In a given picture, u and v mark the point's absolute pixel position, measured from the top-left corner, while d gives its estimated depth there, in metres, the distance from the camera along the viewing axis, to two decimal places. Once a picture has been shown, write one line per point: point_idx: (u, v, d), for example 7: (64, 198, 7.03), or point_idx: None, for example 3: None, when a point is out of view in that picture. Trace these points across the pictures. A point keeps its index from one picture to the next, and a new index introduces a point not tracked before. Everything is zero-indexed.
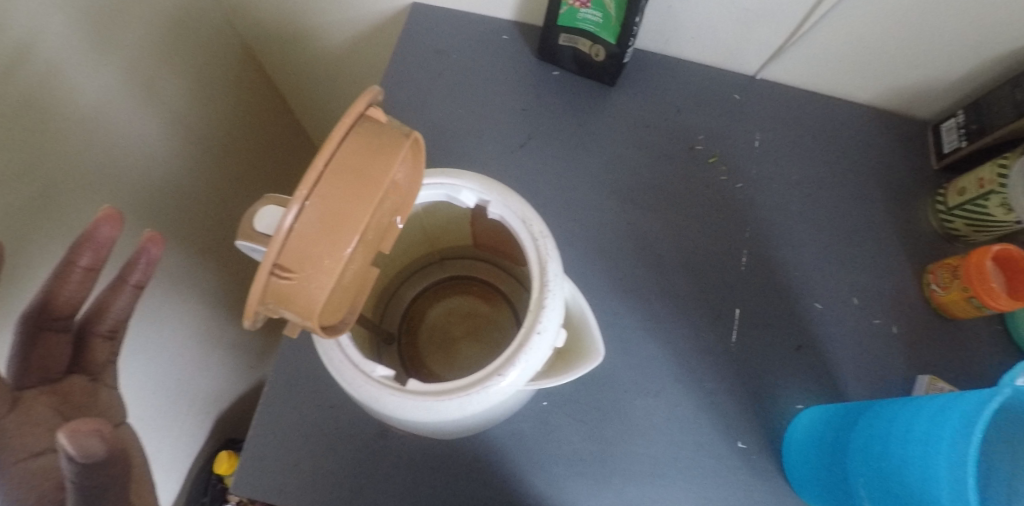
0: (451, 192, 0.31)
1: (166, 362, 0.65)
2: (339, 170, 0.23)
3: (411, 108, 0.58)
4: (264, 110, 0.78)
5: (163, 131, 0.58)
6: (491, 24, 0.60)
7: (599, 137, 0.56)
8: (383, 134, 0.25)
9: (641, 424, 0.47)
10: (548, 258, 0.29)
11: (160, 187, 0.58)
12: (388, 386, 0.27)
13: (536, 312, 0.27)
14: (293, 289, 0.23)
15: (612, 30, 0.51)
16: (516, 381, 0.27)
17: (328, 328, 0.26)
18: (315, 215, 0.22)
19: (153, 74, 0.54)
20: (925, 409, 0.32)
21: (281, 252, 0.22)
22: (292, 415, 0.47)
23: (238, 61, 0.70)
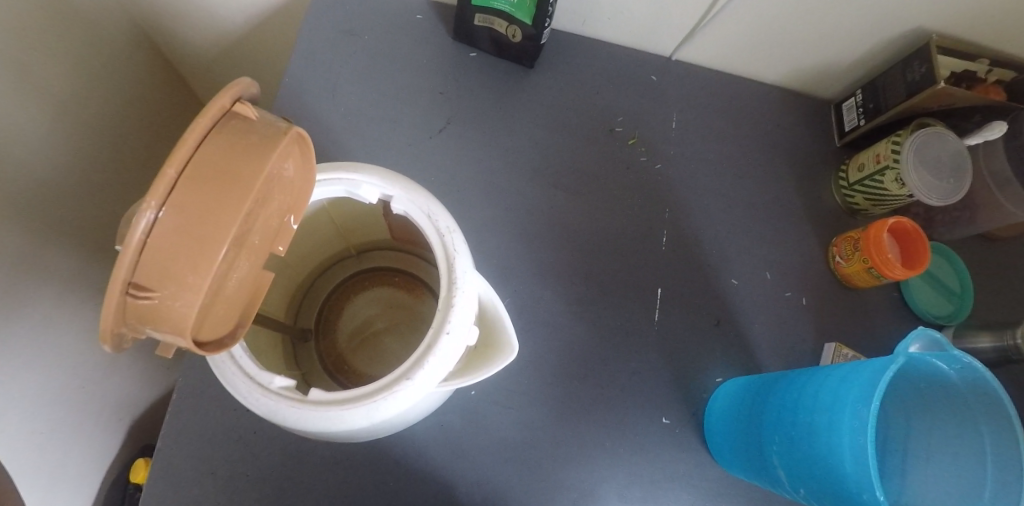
0: (349, 188, 0.29)
1: (64, 373, 0.59)
2: (198, 176, 0.21)
3: (323, 92, 0.54)
4: (162, 92, 0.72)
5: (41, 118, 0.51)
6: (404, 1, 0.57)
7: (521, 121, 0.55)
8: (252, 130, 0.23)
9: (571, 407, 0.48)
10: (456, 254, 0.28)
11: (42, 181, 0.52)
12: (288, 399, 0.26)
13: (445, 312, 0.27)
14: (158, 308, 0.22)
15: (527, 11, 0.50)
16: (427, 384, 0.26)
17: (211, 342, 0.25)
18: (170, 228, 0.20)
19: (21, 52, 0.48)
20: (832, 381, 0.34)
21: (136, 269, 0.20)
22: (205, 425, 0.44)
23: (125, 38, 0.63)
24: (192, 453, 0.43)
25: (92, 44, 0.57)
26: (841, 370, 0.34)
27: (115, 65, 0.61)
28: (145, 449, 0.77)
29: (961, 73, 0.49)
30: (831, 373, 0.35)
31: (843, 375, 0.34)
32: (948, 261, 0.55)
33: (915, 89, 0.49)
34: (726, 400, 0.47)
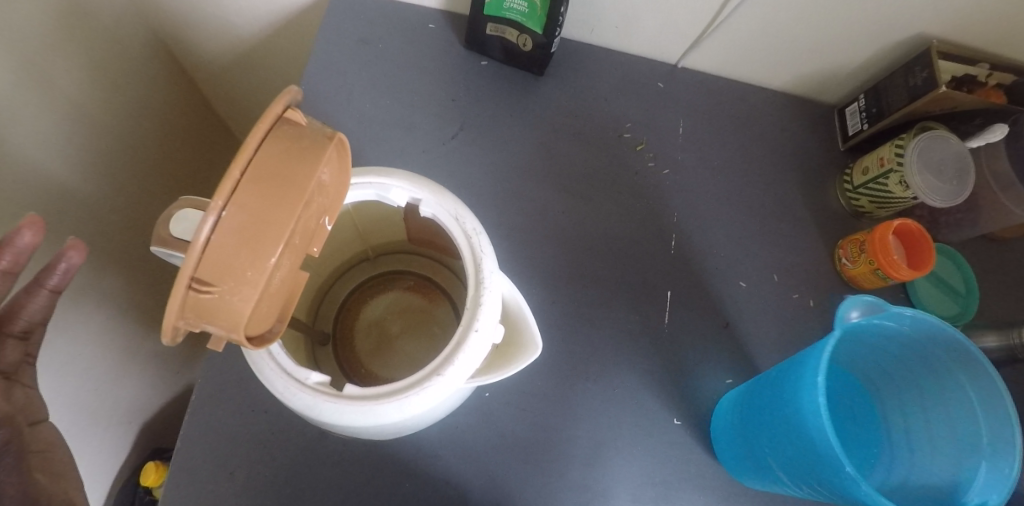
0: (380, 191, 0.31)
1: (78, 376, 0.60)
2: (259, 178, 0.22)
3: (337, 99, 0.56)
4: (178, 101, 0.73)
5: (62, 125, 0.53)
6: (416, 11, 0.59)
7: (530, 127, 0.56)
8: (304, 134, 0.24)
9: (582, 408, 0.48)
10: (483, 255, 0.29)
11: (61, 188, 0.53)
12: (324, 393, 0.27)
13: (473, 309, 0.28)
14: (217, 302, 0.22)
15: (538, 19, 0.51)
16: (457, 379, 0.27)
17: (256, 339, 0.25)
18: (234, 226, 0.21)
19: (43, 61, 0.49)
20: (793, 369, 0.38)
21: (202, 264, 0.21)
22: (223, 426, 0.44)
23: (142, 48, 0.64)
24: (210, 453, 0.44)
25: (110, 53, 0.59)
26: (797, 357, 0.39)
27: (133, 73, 0.63)
28: (154, 453, 0.77)
29: (961, 77, 0.50)
30: (790, 361, 0.39)
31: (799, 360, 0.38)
32: (953, 263, 0.55)
33: (917, 94, 0.50)
34: (723, 420, 0.47)
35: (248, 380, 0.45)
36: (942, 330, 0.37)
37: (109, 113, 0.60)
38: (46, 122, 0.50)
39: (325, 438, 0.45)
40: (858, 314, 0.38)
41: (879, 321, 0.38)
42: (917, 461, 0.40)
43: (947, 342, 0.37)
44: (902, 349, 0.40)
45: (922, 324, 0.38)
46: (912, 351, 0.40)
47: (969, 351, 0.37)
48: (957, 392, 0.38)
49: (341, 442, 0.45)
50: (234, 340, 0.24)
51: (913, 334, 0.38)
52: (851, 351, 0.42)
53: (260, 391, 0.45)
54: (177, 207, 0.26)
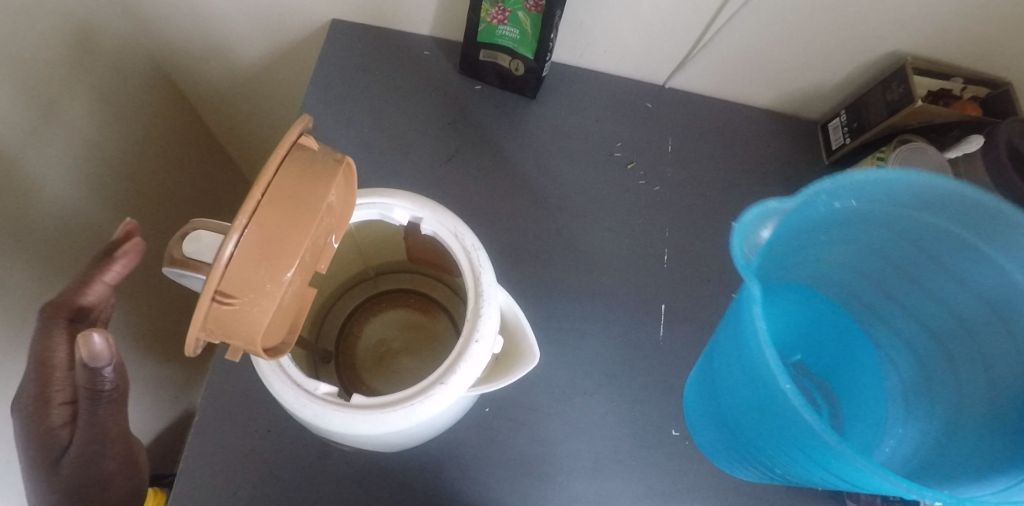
0: (383, 211, 0.32)
1: None
2: (278, 198, 0.23)
3: (337, 123, 0.58)
4: (178, 129, 0.75)
5: (60, 152, 0.54)
6: (413, 39, 0.61)
7: (523, 148, 0.58)
8: (317, 159, 0.26)
9: (581, 422, 0.49)
10: (481, 269, 0.31)
11: (60, 213, 0.55)
12: (332, 403, 0.28)
13: (474, 321, 0.29)
14: (237, 314, 0.23)
15: (529, 46, 0.53)
16: (459, 388, 0.29)
17: (270, 351, 0.27)
18: (255, 243, 0.23)
19: (46, 90, 0.51)
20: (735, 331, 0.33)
21: (226, 278, 0.22)
22: (226, 445, 0.45)
23: (142, 77, 0.66)
24: (214, 473, 0.44)
25: (115, 83, 0.61)
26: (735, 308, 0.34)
27: (136, 101, 0.65)
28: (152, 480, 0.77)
29: (938, 92, 0.52)
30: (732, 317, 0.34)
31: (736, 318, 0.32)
32: None
33: (896, 108, 0.52)
34: (701, 421, 0.45)
35: (250, 399, 0.46)
36: (873, 179, 0.31)
37: (112, 141, 0.62)
38: (44, 151, 0.52)
39: (327, 455, 0.45)
40: (762, 230, 0.32)
41: (799, 217, 0.33)
42: (938, 298, 0.36)
43: (891, 183, 0.32)
44: (853, 223, 0.34)
45: (847, 187, 0.32)
46: (866, 216, 0.34)
47: (916, 178, 0.31)
48: (919, 211, 0.33)
49: (344, 459, 0.45)
50: (250, 351, 0.25)
51: (848, 205, 0.33)
52: (801, 260, 0.37)
53: (263, 411, 0.46)
54: (190, 228, 0.27)
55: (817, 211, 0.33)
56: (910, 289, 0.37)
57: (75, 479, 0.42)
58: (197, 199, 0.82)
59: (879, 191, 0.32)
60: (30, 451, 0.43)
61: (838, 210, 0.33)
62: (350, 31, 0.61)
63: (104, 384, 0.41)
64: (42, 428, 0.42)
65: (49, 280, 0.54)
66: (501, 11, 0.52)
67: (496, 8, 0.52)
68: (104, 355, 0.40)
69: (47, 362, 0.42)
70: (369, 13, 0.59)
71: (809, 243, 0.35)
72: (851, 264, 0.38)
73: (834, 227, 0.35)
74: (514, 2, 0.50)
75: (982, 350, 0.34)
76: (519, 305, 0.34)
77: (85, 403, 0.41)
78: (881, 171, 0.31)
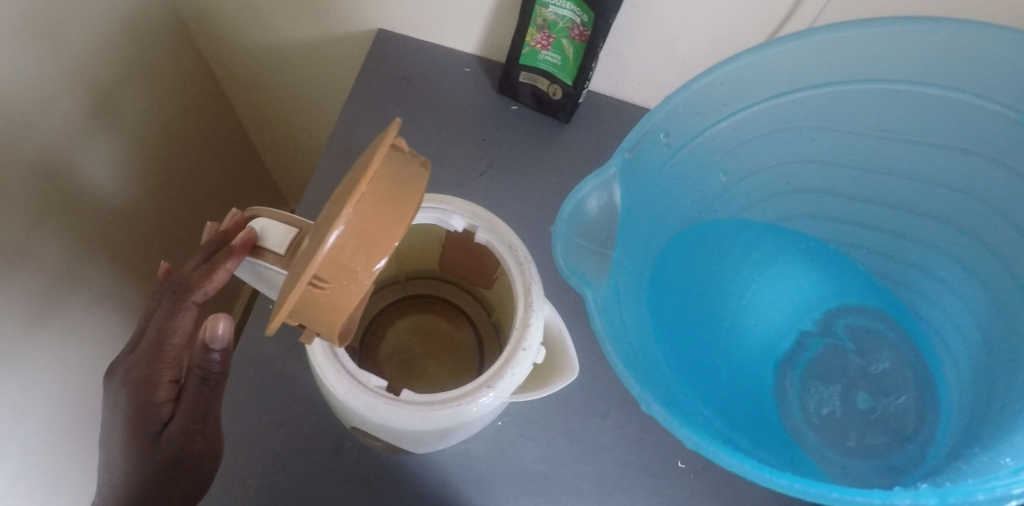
0: (442, 215, 0.35)
1: (66, 373, 0.60)
2: (379, 192, 0.25)
3: (375, 130, 0.60)
4: (210, 119, 0.76)
5: (79, 121, 0.55)
6: (455, 56, 0.63)
7: (553, 169, 0.60)
8: (407, 162, 0.27)
9: (591, 445, 0.49)
10: (530, 282, 0.33)
11: (78, 185, 0.56)
12: (382, 396, 0.30)
13: (522, 332, 0.32)
14: (325, 298, 0.25)
15: (569, 72, 0.55)
16: (503, 393, 0.31)
17: (341, 336, 0.28)
18: (355, 233, 0.24)
19: (73, 60, 0.52)
20: (640, 320, 0.37)
21: (321, 266, 0.24)
22: (237, 433, 0.45)
23: (182, 64, 0.68)
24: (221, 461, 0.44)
25: (155, 68, 0.63)
26: (636, 291, 0.37)
27: (175, 87, 0.67)
28: None
29: None
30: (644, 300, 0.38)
31: (630, 296, 0.37)
32: None
33: None
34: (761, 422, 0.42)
35: (268, 390, 0.46)
36: (654, 130, 0.36)
37: (143, 122, 0.63)
38: (68, 123, 0.53)
39: (338, 452, 0.45)
40: (597, 228, 0.36)
41: (630, 199, 0.37)
42: (905, 138, 0.39)
43: (680, 111, 0.36)
44: (703, 147, 0.40)
45: (642, 151, 0.37)
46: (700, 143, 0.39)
47: (688, 92, 0.35)
48: (744, 81, 0.36)
49: (353, 459, 0.45)
50: (327, 333, 0.27)
51: (663, 154, 0.38)
52: (690, 207, 0.42)
53: (278, 402, 0.46)
54: None
55: (640, 175, 0.38)
56: (799, 133, 0.40)
57: (159, 468, 0.34)
58: (224, 191, 0.83)
59: (681, 122, 0.37)
60: (120, 423, 0.34)
61: (665, 159, 0.38)
62: (394, 41, 0.63)
63: (219, 364, 0.34)
64: (134, 414, 0.34)
65: (62, 251, 0.55)
66: (546, 37, 0.53)
67: (542, 33, 0.53)
68: (230, 335, 0.34)
69: (166, 338, 0.35)
70: (415, 27, 0.61)
71: (674, 197, 0.41)
72: (744, 175, 0.43)
73: (684, 163, 0.40)
74: (560, 30, 0.52)
75: (987, 164, 0.37)
76: (561, 320, 0.37)
77: (194, 384, 0.34)
78: (649, 121, 0.36)
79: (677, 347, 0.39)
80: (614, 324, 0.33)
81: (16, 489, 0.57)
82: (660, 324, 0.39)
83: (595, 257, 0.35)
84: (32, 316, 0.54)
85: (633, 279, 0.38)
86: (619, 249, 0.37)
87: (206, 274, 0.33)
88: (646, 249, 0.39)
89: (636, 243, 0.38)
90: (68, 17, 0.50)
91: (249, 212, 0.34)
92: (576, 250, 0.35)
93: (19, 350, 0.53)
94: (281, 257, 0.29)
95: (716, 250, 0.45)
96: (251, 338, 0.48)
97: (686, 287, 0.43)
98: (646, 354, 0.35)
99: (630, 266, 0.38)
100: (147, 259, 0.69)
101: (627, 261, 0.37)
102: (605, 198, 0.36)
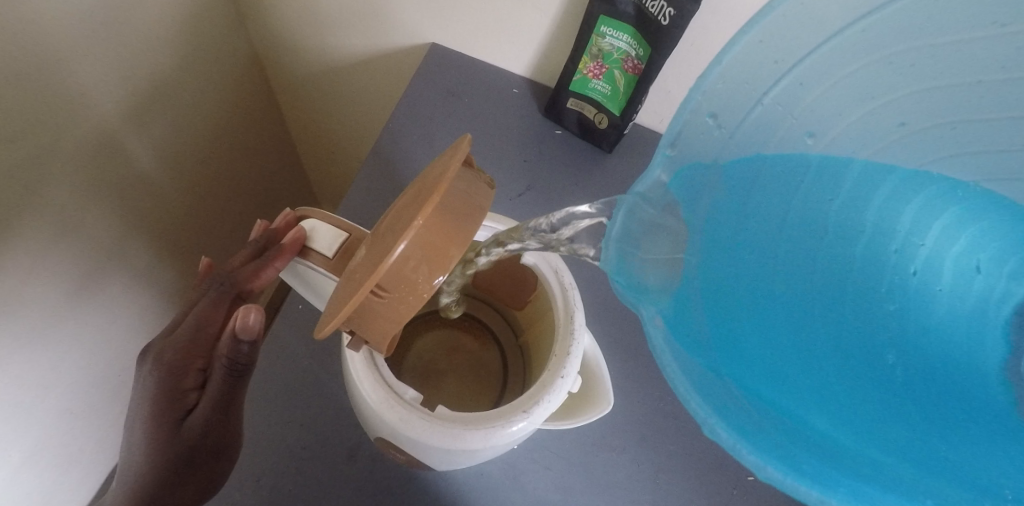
0: (493, 234, 0.36)
1: (98, 349, 0.62)
2: (447, 208, 0.25)
3: (420, 141, 0.60)
4: (258, 115, 0.78)
5: (135, 106, 0.56)
6: (504, 77, 0.64)
7: (591, 196, 0.59)
8: (475, 180, 0.27)
9: (606, 479, 0.47)
10: (575, 308, 0.34)
11: (129, 168, 0.58)
12: (416, 410, 0.30)
13: (561, 359, 0.32)
14: (383, 307, 0.25)
15: (617, 103, 0.55)
16: (536, 419, 0.31)
17: (389, 346, 0.28)
18: (420, 244, 0.24)
19: (132, 48, 0.54)
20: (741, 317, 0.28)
21: (382, 277, 0.24)
22: (257, 428, 0.45)
23: (239, 59, 0.70)
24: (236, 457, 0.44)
25: (213, 61, 0.65)
26: (728, 291, 0.28)
27: (229, 82, 0.69)
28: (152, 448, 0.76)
29: None
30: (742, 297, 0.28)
31: (721, 293, 0.28)
32: None
33: None
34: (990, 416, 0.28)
35: (290, 388, 0.46)
36: (693, 118, 0.28)
37: (195, 111, 0.65)
38: (125, 106, 0.55)
39: (353, 458, 0.45)
40: (664, 236, 0.28)
41: (683, 195, 0.29)
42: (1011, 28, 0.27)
43: (722, 86, 0.28)
44: (766, 116, 0.30)
45: (692, 140, 0.29)
46: (759, 111, 0.29)
47: (721, 65, 0.27)
48: (792, 34, 0.27)
49: (366, 468, 0.45)
50: (375, 343, 0.27)
51: (714, 142, 0.29)
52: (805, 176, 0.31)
53: (300, 401, 0.46)
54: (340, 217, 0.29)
55: (698, 169, 0.29)
56: (892, 72, 0.29)
57: (179, 454, 0.34)
58: (263, 186, 0.85)
59: (728, 99, 0.28)
60: (145, 405, 0.35)
61: (719, 143, 0.30)
62: (447, 56, 0.64)
63: (245, 355, 0.33)
64: (161, 397, 0.34)
65: (105, 229, 0.57)
66: (599, 66, 0.53)
67: (596, 63, 0.53)
68: (261, 327, 0.33)
69: (207, 325, 0.35)
70: (469, 44, 0.62)
71: (761, 162, 0.31)
72: (837, 136, 0.32)
73: (755, 131, 0.30)
74: (613, 61, 0.52)
75: None
76: (601, 353, 0.38)
77: (219, 373, 0.34)
78: (681, 111, 0.28)
79: (799, 347, 0.28)
80: (689, 340, 0.25)
81: (33, 461, 0.58)
82: (771, 324, 0.28)
83: (662, 268, 0.28)
84: (70, 291, 0.55)
85: (718, 271, 0.28)
86: (691, 249, 0.28)
87: (254, 269, 0.34)
88: (736, 226, 0.30)
89: (715, 230, 0.29)
90: (135, 5, 0.52)
91: (298, 213, 0.34)
92: (641, 269, 0.28)
93: (53, 323, 0.54)
94: (328, 259, 0.30)
95: (841, 214, 0.32)
96: (279, 334, 0.48)
97: (800, 267, 0.30)
98: (749, 361, 0.26)
99: (714, 256, 0.29)
100: (183, 245, 0.71)
101: (709, 255, 0.28)
102: (663, 197, 0.29)
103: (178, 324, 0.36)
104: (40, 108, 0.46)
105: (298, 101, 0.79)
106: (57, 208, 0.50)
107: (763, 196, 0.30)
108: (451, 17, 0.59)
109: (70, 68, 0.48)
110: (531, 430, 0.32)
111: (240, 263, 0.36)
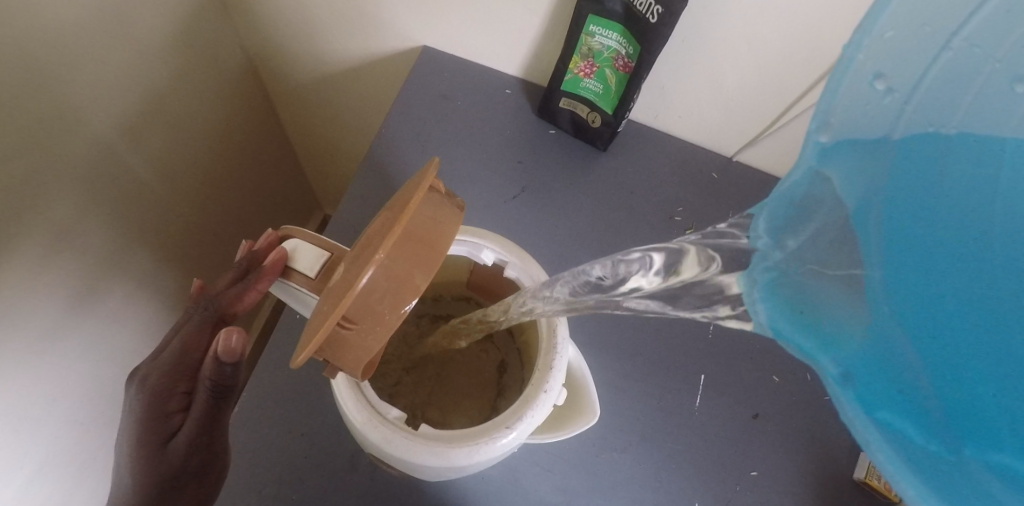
0: (473, 249, 0.37)
1: (102, 360, 0.63)
2: (410, 238, 0.25)
3: (413, 146, 0.60)
4: (255, 121, 0.78)
5: (127, 119, 0.57)
6: (497, 77, 0.63)
7: (584, 196, 0.59)
8: (442, 204, 0.27)
9: (607, 480, 0.47)
10: (558, 321, 0.35)
11: (127, 181, 0.58)
12: (400, 430, 0.30)
13: (545, 374, 0.33)
14: (349, 337, 0.25)
15: (610, 101, 0.55)
16: (520, 435, 0.31)
17: (365, 370, 0.28)
18: (383, 274, 0.24)
19: (124, 61, 0.54)
20: (955, 347, 0.18)
21: (349, 308, 0.24)
22: (259, 439, 0.45)
23: (232, 68, 0.70)
24: (240, 468, 0.44)
25: (206, 69, 0.65)
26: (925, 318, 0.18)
27: (224, 92, 0.70)
28: None
29: None
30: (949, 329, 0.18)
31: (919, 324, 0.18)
32: None
33: None
34: None
35: (289, 399, 0.47)
36: (853, 83, 0.23)
37: (190, 121, 0.66)
38: (120, 121, 0.56)
39: (354, 467, 0.45)
40: (827, 250, 0.21)
41: (850, 188, 0.22)
42: None
43: (893, 34, 0.22)
44: (956, 67, 0.22)
45: (849, 110, 0.23)
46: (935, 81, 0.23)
47: (891, 5, 0.22)
48: None
49: (368, 475, 0.45)
50: (348, 371, 0.27)
51: (884, 114, 0.23)
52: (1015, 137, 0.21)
53: (299, 412, 0.47)
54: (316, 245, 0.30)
55: (864, 151, 0.22)
56: None
57: (165, 475, 0.35)
58: (261, 193, 0.85)
59: (899, 53, 0.22)
60: (131, 427, 0.35)
61: (893, 111, 0.23)
62: (439, 59, 0.63)
63: (226, 378, 0.34)
64: (147, 421, 0.35)
65: (105, 242, 0.58)
66: (590, 65, 0.53)
67: (586, 62, 0.53)
68: (241, 350, 0.34)
69: (189, 350, 0.36)
70: (461, 46, 0.62)
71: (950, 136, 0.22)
72: None
73: (947, 86, 0.22)
74: (604, 60, 0.52)
75: None
76: (586, 362, 0.38)
77: (203, 394, 0.34)
78: (838, 79, 0.23)
79: None
80: (898, 404, 0.17)
81: (45, 473, 0.59)
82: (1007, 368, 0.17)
83: (830, 285, 0.20)
84: (71, 304, 0.56)
85: (909, 285, 0.19)
86: (868, 260, 0.20)
87: (238, 292, 0.34)
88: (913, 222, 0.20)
89: (896, 225, 0.20)
90: (125, 19, 0.53)
91: (280, 233, 0.35)
92: (800, 289, 0.21)
93: (57, 336, 0.55)
94: (310, 280, 0.30)
95: None
96: (276, 346, 0.48)
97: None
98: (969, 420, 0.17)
99: (898, 264, 0.19)
100: (184, 254, 0.72)
101: (896, 269, 0.19)
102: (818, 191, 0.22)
103: (163, 345, 0.37)
104: (37, 128, 0.47)
105: (295, 107, 0.79)
106: (54, 224, 0.51)
107: (963, 174, 0.21)
108: (441, 19, 0.59)
109: (66, 86, 0.49)
110: (517, 445, 0.33)
111: (225, 285, 0.36)
